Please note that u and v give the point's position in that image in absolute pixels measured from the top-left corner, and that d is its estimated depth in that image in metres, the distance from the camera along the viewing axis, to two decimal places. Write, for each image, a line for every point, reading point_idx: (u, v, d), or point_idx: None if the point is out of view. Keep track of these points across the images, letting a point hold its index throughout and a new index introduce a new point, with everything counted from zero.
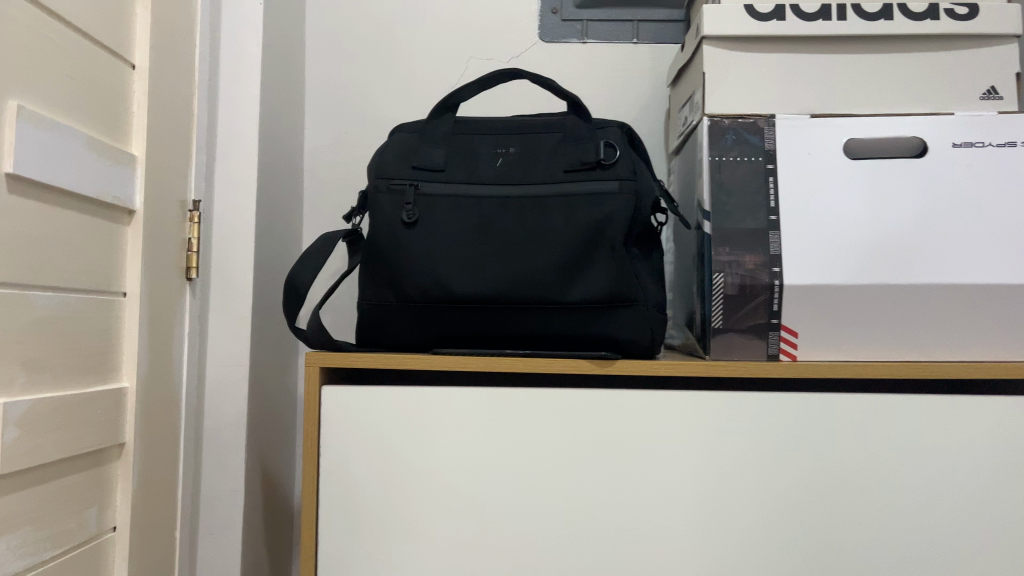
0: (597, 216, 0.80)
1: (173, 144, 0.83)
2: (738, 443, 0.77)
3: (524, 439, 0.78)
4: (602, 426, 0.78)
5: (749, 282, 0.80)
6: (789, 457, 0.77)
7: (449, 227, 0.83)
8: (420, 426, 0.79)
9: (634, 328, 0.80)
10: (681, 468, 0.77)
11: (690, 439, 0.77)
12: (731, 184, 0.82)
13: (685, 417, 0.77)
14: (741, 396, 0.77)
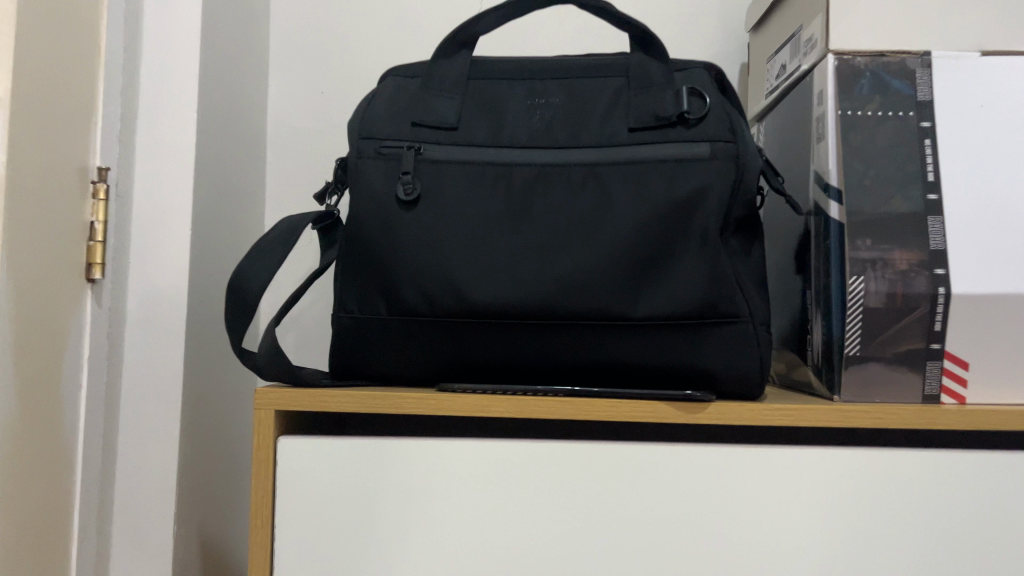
0: (683, 194, 0.56)
1: (65, 83, 0.57)
2: (869, 519, 0.54)
3: (570, 515, 0.55)
4: (681, 496, 0.54)
5: (901, 290, 0.55)
6: (949, 546, 0.54)
7: (467, 208, 0.58)
8: (419, 497, 0.55)
9: (736, 354, 0.56)
10: (792, 556, 0.54)
11: (804, 515, 0.54)
12: (870, 149, 0.57)
13: (795, 485, 0.54)
14: (882, 457, 0.54)
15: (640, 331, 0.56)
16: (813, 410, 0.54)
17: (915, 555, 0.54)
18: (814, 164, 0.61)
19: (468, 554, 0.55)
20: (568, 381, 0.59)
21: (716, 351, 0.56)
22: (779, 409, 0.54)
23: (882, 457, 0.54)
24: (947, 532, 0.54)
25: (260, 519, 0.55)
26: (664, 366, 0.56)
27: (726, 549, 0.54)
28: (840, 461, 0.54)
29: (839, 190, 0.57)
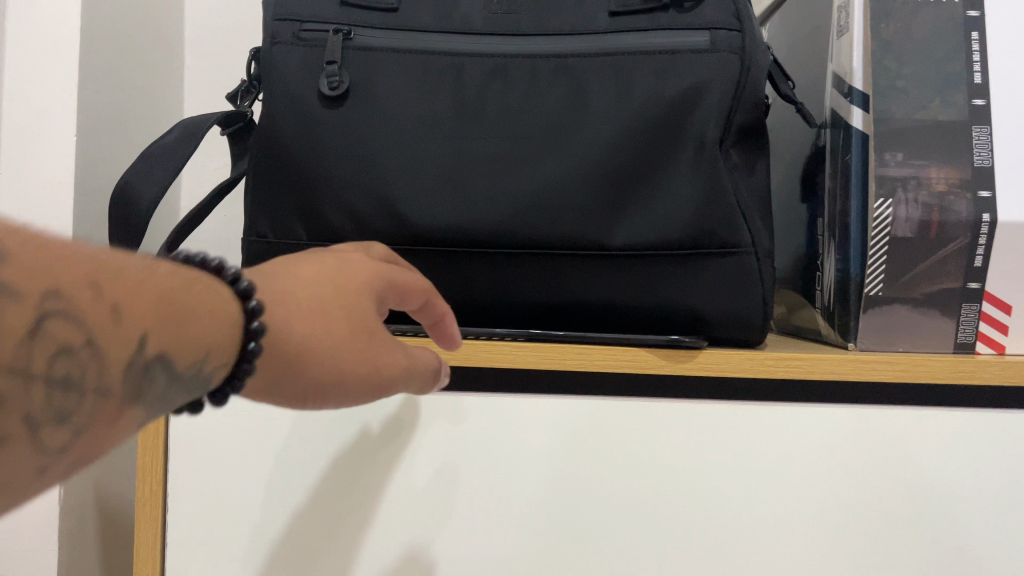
0: (675, 92, 0.45)
1: None
2: (891, 490, 0.45)
3: (527, 484, 0.45)
4: (663, 463, 0.44)
5: (937, 215, 0.45)
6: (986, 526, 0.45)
7: (406, 108, 0.47)
8: (344, 459, 0.45)
9: (733, 291, 0.45)
10: (797, 538, 0.44)
11: (813, 487, 0.44)
12: (904, 43, 0.46)
13: (799, 443, 0.45)
14: (910, 419, 0.44)
15: (617, 263, 0.46)
16: (826, 361, 0.45)
17: (943, 532, 0.45)
18: (832, 64, 0.50)
19: (400, 527, 0.45)
20: (529, 322, 0.49)
21: (709, 287, 0.46)
22: (785, 359, 0.44)
23: (909, 416, 0.44)
24: (987, 509, 0.45)
25: (149, 490, 0.45)
26: (646, 305, 0.46)
27: (713, 512, 0.44)
28: (859, 421, 0.44)
29: (864, 94, 0.46)
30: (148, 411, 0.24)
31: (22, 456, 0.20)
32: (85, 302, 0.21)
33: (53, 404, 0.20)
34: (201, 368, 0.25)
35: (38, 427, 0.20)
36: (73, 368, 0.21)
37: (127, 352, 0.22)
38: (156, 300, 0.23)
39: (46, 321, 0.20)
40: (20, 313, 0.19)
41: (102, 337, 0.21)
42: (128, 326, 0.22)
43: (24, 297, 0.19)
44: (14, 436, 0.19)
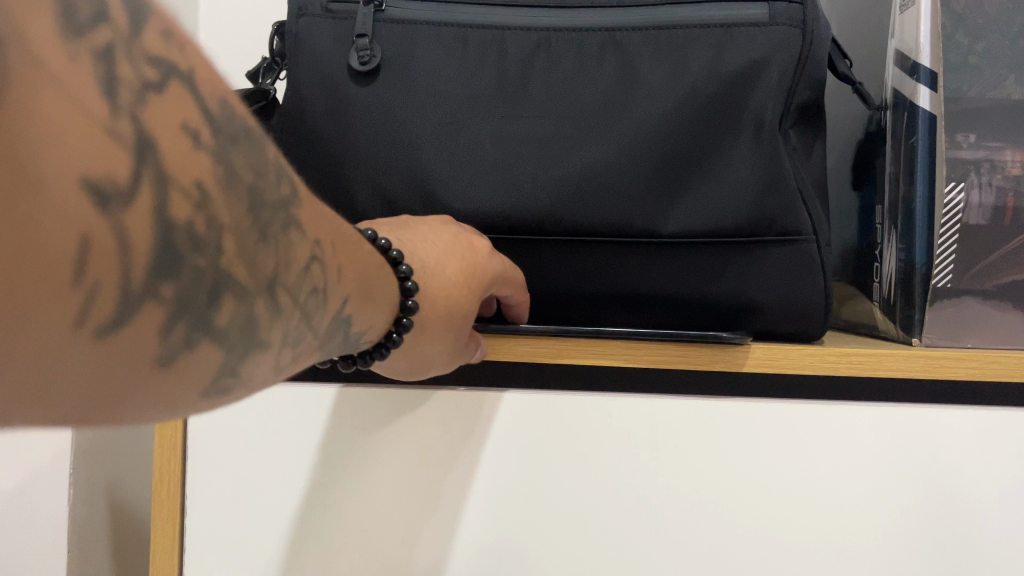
0: (733, 68, 0.42)
1: None
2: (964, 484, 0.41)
3: (552, 474, 0.43)
4: (696, 454, 0.42)
5: (1012, 201, 0.42)
6: None
7: (443, 85, 0.44)
8: (376, 444, 0.44)
9: (791, 282, 0.42)
10: (848, 541, 0.42)
11: (865, 487, 0.42)
12: (977, 18, 0.43)
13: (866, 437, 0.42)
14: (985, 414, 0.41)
15: (669, 251, 0.43)
16: (891, 357, 0.42)
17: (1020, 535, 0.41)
18: (894, 40, 0.47)
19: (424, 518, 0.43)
20: (572, 313, 0.46)
21: (767, 277, 0.43)
22: (847, 355, 0.42)
23: (974, 416, 0.41)
24: None
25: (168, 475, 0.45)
26: (697, 296, 0.44)
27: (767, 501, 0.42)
28: (915, 420, 0.41)
29: (933, 73, 0.43)
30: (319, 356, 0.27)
31: (264, 362, 0.22)
32: (331, 257, 0.24)
33: (293, 332, 0.23)
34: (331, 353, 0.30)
35: (284, 346, 0.23)
36: (314, 306, 0.23)
37: (336, 308, 0.25)
38: (358, 274, 0.26)
39: (313, 261, 0.22)
40: (304, 251, 0.22)
41: (332, 289, 0.24)
42: (345, 284, 0.25)
43: (310, 235, 0.22)
44: (271, 345, 0.22)
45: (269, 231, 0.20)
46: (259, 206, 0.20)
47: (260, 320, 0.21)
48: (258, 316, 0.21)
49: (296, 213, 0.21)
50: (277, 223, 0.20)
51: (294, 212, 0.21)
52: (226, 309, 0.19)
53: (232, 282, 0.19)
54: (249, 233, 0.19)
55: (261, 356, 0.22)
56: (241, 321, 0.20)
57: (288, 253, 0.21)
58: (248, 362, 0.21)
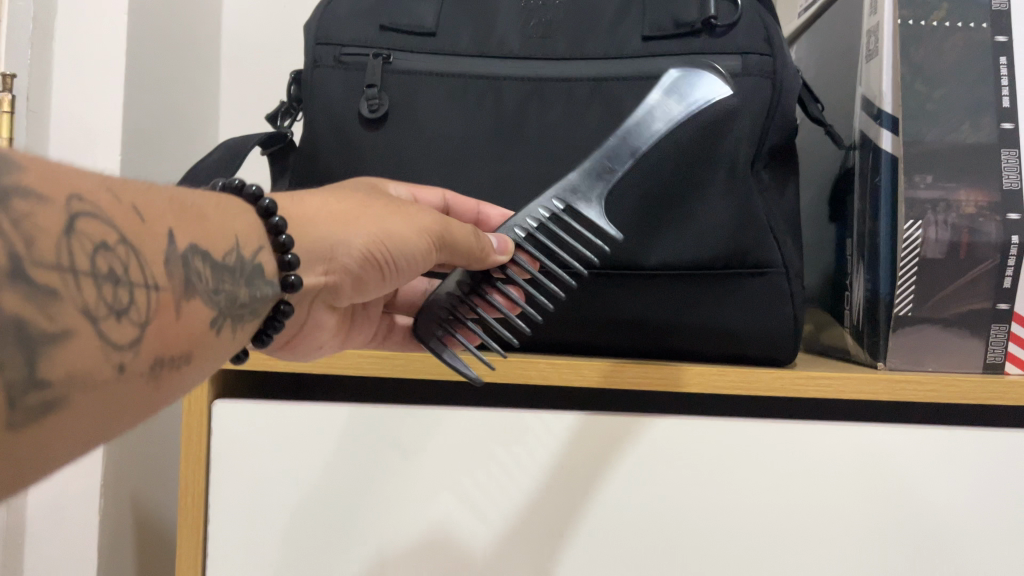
0: (708, 116, 0.46)
1: None
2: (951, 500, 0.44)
3: (560, 489, 0.45)
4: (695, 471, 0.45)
5: (966, 237, 0.46)
6: None
7: (445, 131, 0.48)
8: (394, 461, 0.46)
9: (763, 311, 0.46)
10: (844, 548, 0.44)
11: (856, 502, 0.44)
12: (935, 67, 0.47)
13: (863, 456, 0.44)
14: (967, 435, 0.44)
15: (654, 284, 0.47)
16: (856, 381, 0.45)
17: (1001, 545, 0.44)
18: (862, 86, 0.51)
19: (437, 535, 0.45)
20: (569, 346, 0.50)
21: (741, 305, 0.46)
22: (815, 378, 0.45)
23: (949, 437, 0.44)
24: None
25: (191, 494, 0.45)
26: (678, 325, 0.47)
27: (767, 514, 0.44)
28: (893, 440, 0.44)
29: (894, 118, 0.47)
30: (201, 307, 0.26)
31: (84, 345, 0.20)
32: (105, 207, 0.22)
33: (113, 298, 0.21)
34: (247, 311, 0.29)
35: (104, 320, 0.21)
36: (118, 261, 0.22)
37: (161, 253, 0.24)
38: (168, 207, 0.25)
39: (77, 220, 0.21)
40: (56, 214, 0.20)
41: (136, 235, 0.23)
42: (155, 225, 0.24)
43: (53, 201, 0.20)
44: (80, 326, 0.20)
45: None
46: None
47: (29, 317, 0.19)
48: (26, 312, 0.19)
49: (16, 181, 0.19)
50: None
51: (8, 188, 0.19)
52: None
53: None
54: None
55: (74, 343, 0.20)
56: (1, 325, 0.18)
57: (25, 227, 0.19)
58: (60, 361, 0.20)
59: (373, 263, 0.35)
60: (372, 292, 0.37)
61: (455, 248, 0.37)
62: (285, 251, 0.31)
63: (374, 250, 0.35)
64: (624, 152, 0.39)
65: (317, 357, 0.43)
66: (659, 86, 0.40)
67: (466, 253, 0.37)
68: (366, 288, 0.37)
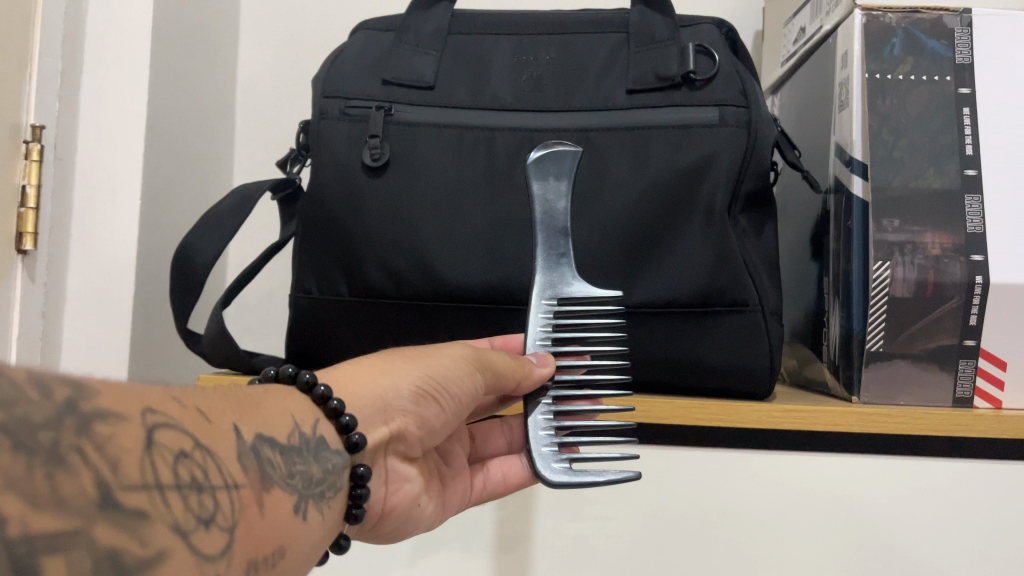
0: (687, 164, 0.49)
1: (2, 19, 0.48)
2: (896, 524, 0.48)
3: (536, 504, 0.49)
4: (682, 488, 0.48)
5: (932, 276, 0.48)
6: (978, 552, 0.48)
7: (442, 177, 0.51)
8: None
9: (741, 346, 0.49)
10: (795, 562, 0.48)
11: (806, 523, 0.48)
12: (901, 118, 0.50)
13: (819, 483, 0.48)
14: (914, 467, 0.47)
15: (634, 319, 0.50)
16: (829, 414, 0.48)
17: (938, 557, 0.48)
18: (836, 134, 0.54)
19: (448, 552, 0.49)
20: None
21: (721, 342, 0.49)
22: (789, 411, 0.47)
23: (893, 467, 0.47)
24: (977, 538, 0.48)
25: None
26: (663, 360, 0.50)
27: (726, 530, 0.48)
28: (845, 473, 0.48)
29: (863, 164, 0.50)
30: (278, 500, 0.28)
31: (181, 566, 0.21)
32: (175, 416, 0.24)
33: (196, 508, 0.23)
34: (325, 488, 0.31)
35: (192, 532, 0.22)
36: (196, 469, 0.24)
37: (232, 450, 0.26)
38: (224, 406, 0.27)
39: (153, 435, 0.23)
40: (132, 431, 0.22)
41: (206, 440, 0.25)
42: (220, 424, 0.26)
43: (130, 419, 0.22)
44: (173, 546, 0.21)
45: (61, 450, 0.20)
46: (30, 435, 0.19)
47: (122, 545, 0.20)
48: (114, 543, 0.20)
49: (89, 408, 0.21)
50: (71, 433, 0.20)
51: (90, 412, 0.21)
52: (71, 566, 0.18)
53: (53, 536, 0.18)
54: (37, 470, 0.19)
55: (171, 563, 0.21)
56: (96, 558, 0.19)
57: (110, 452, 0.21)
58: None
59: (425, 399, 0.38)
60: (436, 432, 0.40)
61: (497, 369, 0.39)
62: (339, 414, 0.33)
63: (422, 389, 0.38)
64: (554, 231, 0.43)
65: (418, 526, 0.42)
66: (534, 173, 0.43)
67: (510, 373, 0.39)
68: (430, 427, 0.39)
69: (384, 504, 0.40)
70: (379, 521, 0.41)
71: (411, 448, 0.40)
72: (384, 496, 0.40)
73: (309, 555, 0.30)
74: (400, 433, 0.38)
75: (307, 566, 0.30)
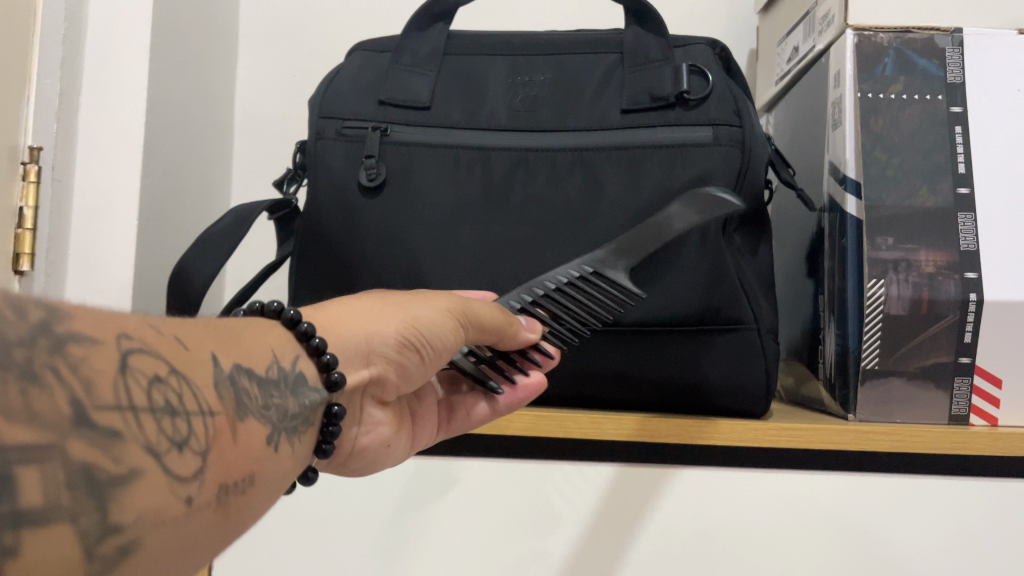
0: (681, 183, 0.49)
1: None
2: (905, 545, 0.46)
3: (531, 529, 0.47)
4: (682, 510, 0.46)
5: (927, 295, 0.48)
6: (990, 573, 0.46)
7: (439, 198, 0.52)
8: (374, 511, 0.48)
9: (736, 365, 0.49)
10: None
11: (812, 544, 0.46)
12: (894, 136, 0.51)
13: (825, 503, 0.46)
14: (921, 486, 0.46)
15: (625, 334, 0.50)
16: (825, 433, 0.48)
17: None
18: (829, 154, 0.54)
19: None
20: (567, 403, 0.53)
21: (717, 360, 0.49)
22: (785, 429, 0.47)
23: (899, 486, 0.46)
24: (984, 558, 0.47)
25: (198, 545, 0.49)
26: (659, 379, 0.50)
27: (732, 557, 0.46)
28: (851, 492, 0.46)
29: (856, 182, 0.50)
30: (255, 430, 0.26)
31: (154, 486, 0.20)
32: (150, 342, 0.23)
33: (170, 432, 0.22)
34: (298, 422, 0.30)
35: (165, 454, 0.21)
36: (170, 392, 0.22)
37: (208, 377, 0.25)
38: (202, 334, 0.26)
39: (127, 358, 0.21)
40: (105, 352, 0.21)
41: (182, 366, 0.23)
42: (198, 353, 0.25)
43: (103, 343, 0.21)
44: (146, 466, 0.20)
45: (35, 367, 0.19)
46: (7, 353, 0.18)
47: (95, 460, 0.19)
48: (84, 457, 0.19)
49: (63, 329, 0.20)
50: (43, 352, 0.19)
51: (63, 334, 0.20)
52: (46, 482, 0.18)
53: (27, 449, 0.18)
54: (10, 388, 0.18)
55: (142, 484, 0.20)
56: (70, 473, 0.18)
57: (84, 372, 0.20)
58: (128, 502, 0.20)
59: (408, 349, 0.35)
60: (415, 380, 0.38)
61: (484, 317, 0.38)
62: (321, 352, 0.31)
63: (407, 339, 0.35)
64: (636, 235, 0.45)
65: (386, 462, 0.41)
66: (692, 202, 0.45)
67: (494, 316, 0.38)
68: (409, 378, 0.37)
69: (355, 444, 0.38)
70: (348, 459, 0.39)
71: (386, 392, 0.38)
72: (355, 436, 0.38)
73: (282, 487, 0.29)
74: (377, 376, 0.36)
75: (281, 493, 0.29)
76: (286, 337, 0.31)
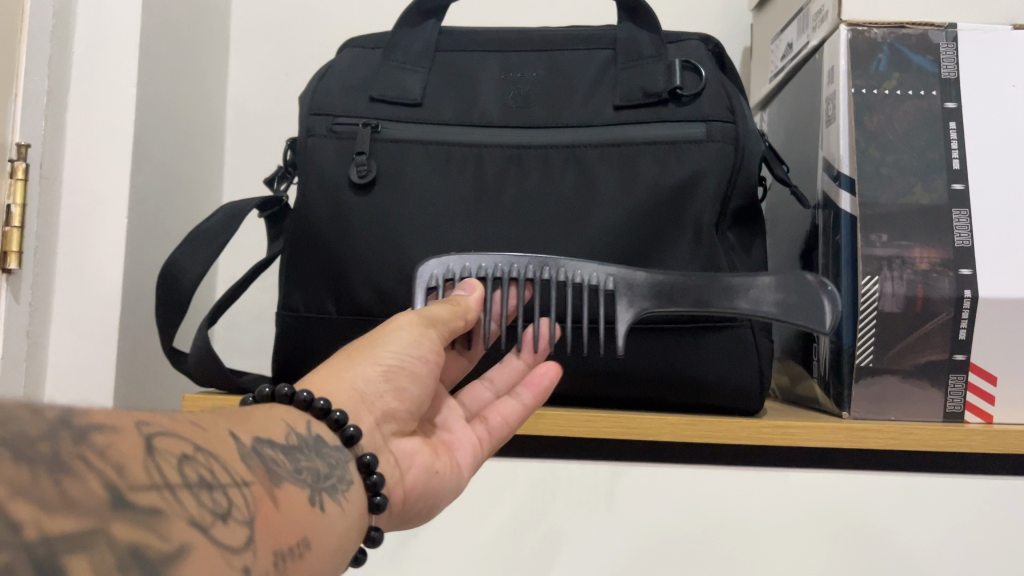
0: (675, 180, 0.49)
1: None
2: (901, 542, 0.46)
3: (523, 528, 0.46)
4: (681, 509, 0.46)
5: (922, 292, 0.48)
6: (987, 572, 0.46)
7: (432, 196, 0.51)
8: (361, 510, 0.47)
9: (731, 362, 0.49)
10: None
11: (808, 542, 0.46)
12: (889, 133, 0.50)
13: (819, 501, 0.46)
14: (915, 484, 0.46)
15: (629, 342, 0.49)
16: (819, 431, 0.47)
17: None
18: (824, 150, 0.54)
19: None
20: (560, 402, 0.52)
21: (711, 358, 0.49)
22: (780, 427, 0.47)
23: (893, 485, 0.46)
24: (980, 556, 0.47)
25: None
26: (653, 377, 0.49)
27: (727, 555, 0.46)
28: (846, 491, 0.46)
29: (851, 179, 0.50)
30: (292, 493, 0.27)
31: (208, 557, 0.21)
32: (167, 428, 0.24)
33: (212, 504, 0.22)
34: (336, 481, 0.30)
35: (211, 526, 0.21)
36: (201, 469, 0.23)
37: (233, 454, 0.25)
38: (217, 420, 0.27)
39: (151, 444, 0.22)
40: (129, 440, 0.22)
41: (203, 445, 0.24)
42: (213, 433, 0.26)
43: (123, 430, 0.22)
44: (197, 539, 0.21)
45: (65, 457, 0.19)
46: (32, 447, 0.19)
47: (144, 540, 0.19)
48: (138, 539, 0.19)
49: (85, 423, 0.21)
50: (69, 442, 0.20)
51: (82, 425, 0.21)
52: (97, 568, 0.18)
53: (72, 536, 0.18)
54: (41, 476, 0.18)
55: (197, 557, 0.20)
56: (118, 553, 0.18)
57: (112, 456, 0.20)
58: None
59: (395, 374, 0.36)
60: (419, 399, 0.38)
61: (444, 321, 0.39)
62: (329, 411, 0.32)
63: (388, 365, 0.36)
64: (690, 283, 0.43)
65: (443, 499, 0.39)
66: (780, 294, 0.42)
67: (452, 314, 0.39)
68: (411, 397, 0.37)
69: (405, 486, 0.37)
70: (403, 505, 0.37)
71: (403, 422, 0.38)
72: (400, 478, 0.37)
73: (335, 554, 0.29)
74: (385, 414, 0.36)
75: (336, 557, 0.29)
76: (286, 408, 0.32)
